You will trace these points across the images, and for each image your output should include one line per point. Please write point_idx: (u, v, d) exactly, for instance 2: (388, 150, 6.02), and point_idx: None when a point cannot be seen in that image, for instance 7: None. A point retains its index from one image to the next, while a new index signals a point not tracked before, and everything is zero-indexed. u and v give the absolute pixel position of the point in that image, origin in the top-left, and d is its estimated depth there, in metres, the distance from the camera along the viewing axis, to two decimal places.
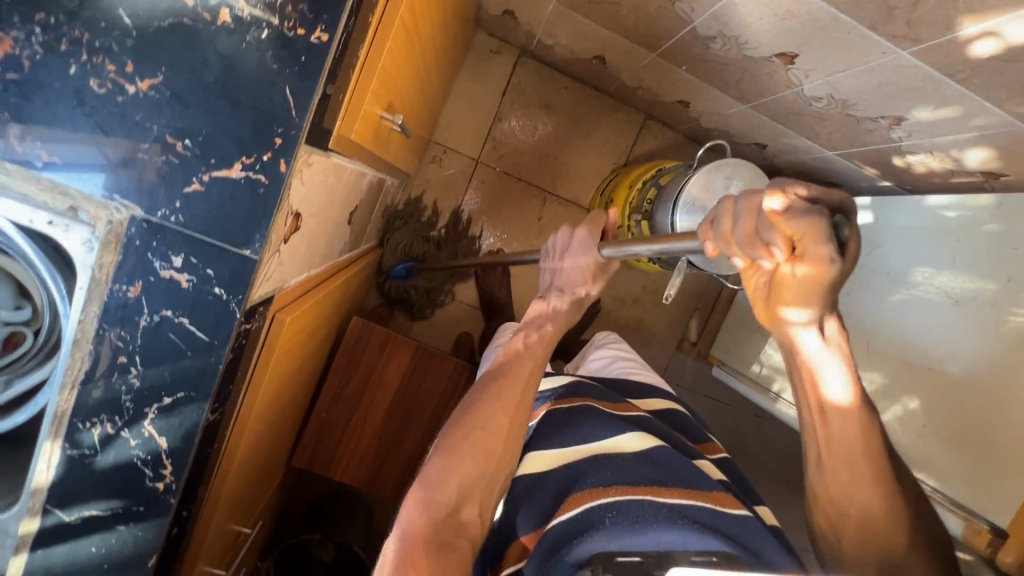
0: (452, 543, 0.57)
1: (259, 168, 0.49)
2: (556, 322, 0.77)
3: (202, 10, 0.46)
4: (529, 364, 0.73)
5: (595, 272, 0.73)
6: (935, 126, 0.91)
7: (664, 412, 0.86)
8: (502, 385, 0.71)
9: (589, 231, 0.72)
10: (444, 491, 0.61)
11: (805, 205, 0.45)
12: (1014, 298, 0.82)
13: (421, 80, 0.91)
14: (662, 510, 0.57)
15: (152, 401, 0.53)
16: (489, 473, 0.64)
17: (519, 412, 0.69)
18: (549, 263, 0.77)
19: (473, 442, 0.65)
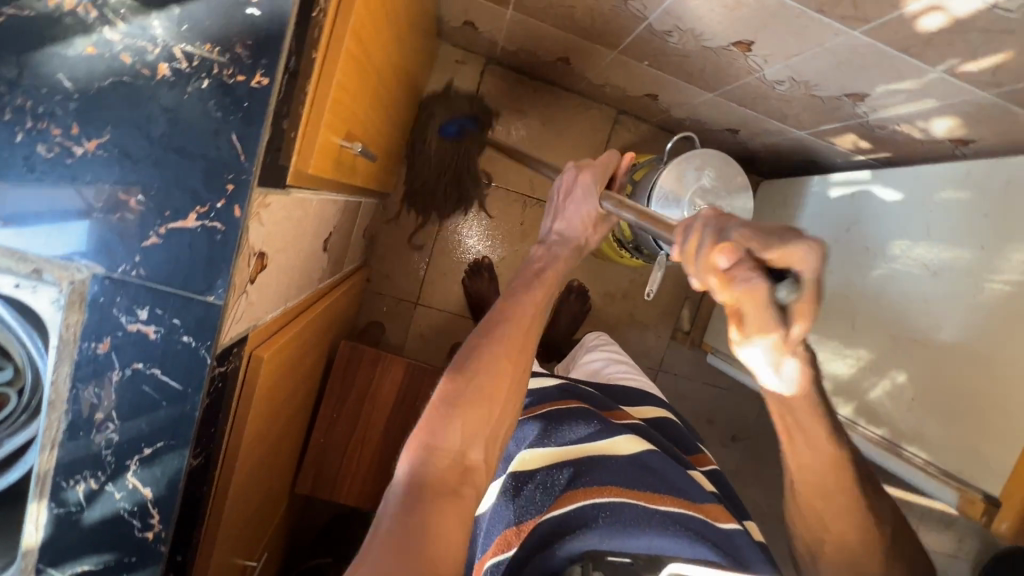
0: (457, 494, 0.51)
1: (214, 215, 0.50)
2: (556, 266, 0.75)
3: (141, 67, 0.47)
4: (531, 310, 0.67)
5: (596, 220, 0.80)
6: (897, 99, 0.91)
7: (655, 420, 0.84)
8: (505, 328, 0.64)
9: (593, 173, 0.81)
10: (448, 439, 0.54)
11: (747, 269, 0.41)
12: (989, 264, 0.82)
13: (382, 102, 0.91)
14: (656, 516, 0.57)
15: (132, 454, 0.53)
16: (494, 421, 0.58)
17: (523, 359, 0.63)
18: (553, 208, 0.84)
19: (477, 387, 0.59)
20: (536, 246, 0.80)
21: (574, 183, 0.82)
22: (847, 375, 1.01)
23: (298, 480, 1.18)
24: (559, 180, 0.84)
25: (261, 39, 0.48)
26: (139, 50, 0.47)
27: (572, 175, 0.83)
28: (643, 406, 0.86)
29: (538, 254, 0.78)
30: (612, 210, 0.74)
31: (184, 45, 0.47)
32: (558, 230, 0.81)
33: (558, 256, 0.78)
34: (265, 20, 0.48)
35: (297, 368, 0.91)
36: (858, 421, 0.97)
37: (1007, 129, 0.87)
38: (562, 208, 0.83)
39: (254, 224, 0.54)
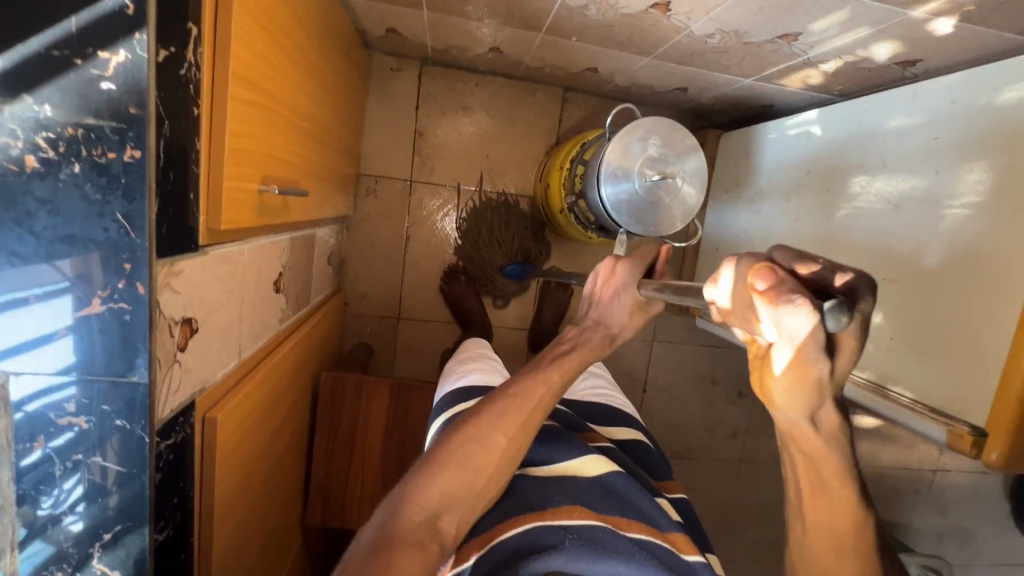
0: (422, 548, 0.51)
1: (117, 297, 0.49)
2: (584, 354, 0.69)
3: (8, 163, 0.46)
4: (543, 389, 0.64)
5: (634, 309, 0.74)
6: (831, 32, 0.88)
7: (626, 443, 0.83)
8: (513, 398, 0.62)
9: (632, 264, 0.73)
10: (426, 496, 0.54)
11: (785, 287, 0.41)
12: (945, 189, 0.79)
13: (306, 132, 0.90)
14: (623, 540, 0.58)
15: (93, 541, 0.54)
16: (476, 491, 0.57)
17: (521, 437, 0.61)
18: (593, 293, 0.77)
19: (465, 453, 0.58)
20: (570, 326, 0.75)
21: (616, 270, 0.75)
22: None
23: (307, 512, 1.19)
24: (598, 265, 0.78)
25: (122, 112, 0.46)
26: (2, 147, 0.45)
27: (612, 262, 0.76)
28: (616, 426, 0.85)
29: (569, 334, 0.74)
30: (652, 297, 0.67)
31: (45, 133, 0.46)
32: (594, 316, 0.75)
33: (589, 344, 0.72)
34: (123, 93, 0.46)
35: (272, 412, 0.90)
36: None
37: (949, 43, 0.83)
38: (600, 293, 0.76)
39: (165, 297, 0.53)
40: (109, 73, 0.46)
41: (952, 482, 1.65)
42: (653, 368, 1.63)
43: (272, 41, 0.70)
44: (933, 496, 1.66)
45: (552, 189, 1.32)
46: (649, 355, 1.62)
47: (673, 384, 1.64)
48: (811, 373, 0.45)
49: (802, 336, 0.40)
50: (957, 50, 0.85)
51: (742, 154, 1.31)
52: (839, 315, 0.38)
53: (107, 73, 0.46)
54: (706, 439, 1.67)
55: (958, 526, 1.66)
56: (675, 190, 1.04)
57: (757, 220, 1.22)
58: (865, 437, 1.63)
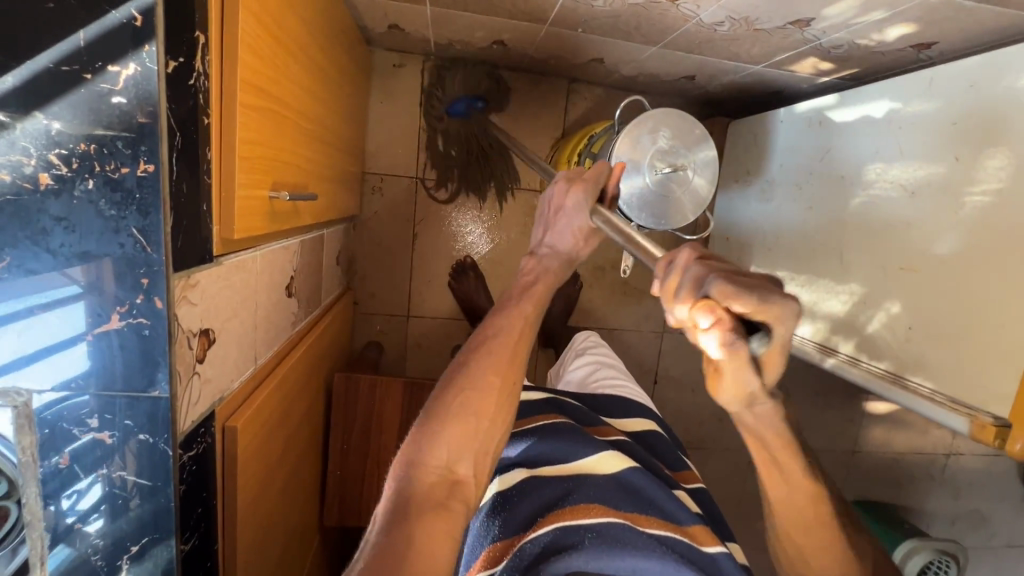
0: (445, 507, 0.50)
1: (136, 312, 0.49)
2: (549, 281, 0.71)
3: (22, 181, 0.45)
4: (520, 323, 0.65)
5: (587, 234, 0.74)
6: (844, 17, 0.85)
7: (641, 434, 0.82)
8: (493, 344, 0.62)
9: (586, 189, 0.71)
10: (435, 454, 0.53)
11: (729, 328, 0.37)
12: (965, 176, 0.78)
13: (313, 135, 0.89)
14: (642, 536, 0.57)
15: (121, 554, 0.54)
16: (484, 435, 0.56)
17: (512, 372, 0.61)
18: (543, 220, 0.75)
19: (464, 404, 0.57)
20: (526, 258, 0.75)
21: (566, 199, 0.72)
22: (842, 312, 0.97)
23: (325, 512, 1.19)
24: (548, 191, 0.75)
25: (131, 126, 0.46)
26: (15, 165, 0.45)
27: (562, 188, 0.73)
28: (630, 418, 0.84)
29: (527, 267, 0.73)
30: (602, 228, 0.67)
31: (58, 149, 0.45)
32: (548, 243, 0.75)
33: (551, 272, 0.73)
34: (134, 107, 0.46)
35: (288, 416, 0.90)
36: (861, 357, 0.93)
37: (967, 24, 0.81)
38: (551, 223, 0.74)
39: (182, 309, 0.53)
40: (119, 87, 0.45)
41: (965, 465, 1.64)
42: (664, 358, 1.62)
43: (278, 45, 0.69)
44: (946, 480, 1.65)
45: None
46: (660, 347, 1.62)
47: (684, 375, 1.63)
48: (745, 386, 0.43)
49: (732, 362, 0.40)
50: (975, 31, 0.83)
51: (752, 142, 1.29)
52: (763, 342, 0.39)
53: (117, 87, 0.45)
54: (718, 428, 1.67)
55: (971, 508, 1.66)
56: (685, 181, 1.03)
57: (769, 209, 1.21)
58: (878, 422, 1.63)
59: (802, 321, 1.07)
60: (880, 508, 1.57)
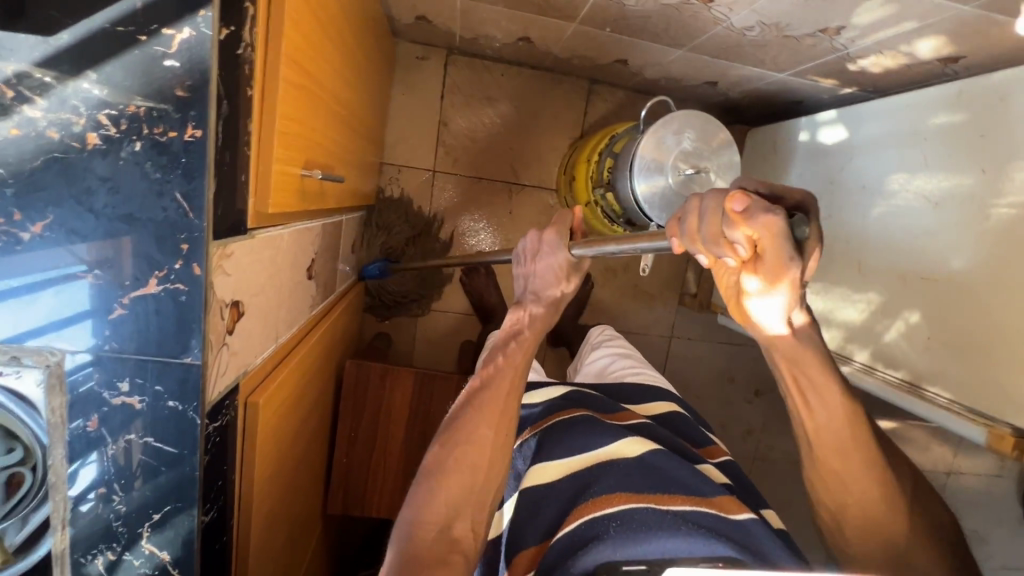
0: (444, 560, 0.54)
1: (174, 277, 0.49)
2: (536, 327, 0.71)
3: (70, 140, 0.45)
4: (511, 373, 0.66)
5: (568, 270, 0.71)
6: (876, 26, 0.86)
7: (663, 416, 0.83)
8: (484, 398, 0.64)
9: (558, 230, 0.71)
10: (432, 513, 0.57)
11: (761, 206, 0.43)
12: (990, 189, 0.78)
13: (342, 119, 0.89)
14: (667, 517, 0.57)
15: (143, 521, 0.54)
16: (479, 489, 0.60)
17: (504, 424, 0.63)
18: (523, 267, 0.76)
19: (458, 461, 0.60)
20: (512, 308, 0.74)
21: (540, 243, 0.72)
22: (859, 321, 0.97)
23: (329, 502, 1.19)
24: (523, 240, 0.75)
25: (182, 88, 0.46)
26: (64, 123, 0.45)
27: (536, 236, 0.74)
28: (649, 401, 0.85)
29: (512, 317, 0.73)
30: (584, 254, 0.66)
31: (108, 110, 0.45)
32: (531, 291, 0.74)
33: (536, 319, 0.72)
34: (186, 72, 0.46)
35: (303, 398, 0.90)
36: (876, 366, 0.93)
37: (997, 38, 0.82)
38: (531, 268, 0.74)
39: (218, 278, 0.53)
40: (173, 50, 0.45)
41: (968, 484, 1.66)
42: (670, 364, 1.63)
43: (318, 26, 0.69)
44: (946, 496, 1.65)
45: (579, 182, 1.32)
46: (667, 352, 1.62)
47: (690, 381, 1.64)
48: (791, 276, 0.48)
49: (779, 247, 0.44)
50: (1004, 47, 0.84)
51: (772, 150, 1.30)
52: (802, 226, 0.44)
53: (171, 50, 0.45)
54: (722, 436, 1.66)
55: (972, 527, 1.66)
56: (707, 183, 1.03)
57: None
58: None
59: None
60: None
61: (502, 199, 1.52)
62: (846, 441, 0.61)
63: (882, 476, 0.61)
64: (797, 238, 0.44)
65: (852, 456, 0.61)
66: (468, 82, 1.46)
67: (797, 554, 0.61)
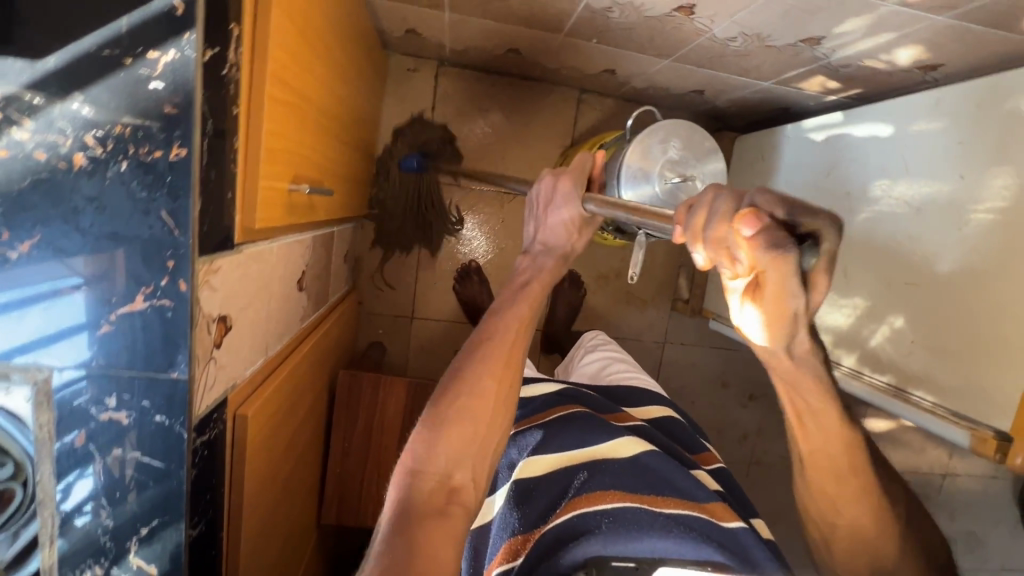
0: (443, 512, 0.52)
1: (160, 294, 0.50)
2: (544, 279, 0.72)
3: (57, 161, 0.46)
4: (515, 326, 0.66)
5: (580, 225, 0.75)
6: (855, 36, 0.88)
7: (659, 420, 0.83)
8: (488, 348, 0.63)
9: (573, 179, 0.75)
10: (433, 461, 0.55)
11: (772, 236, 0.41)
12: (969, 194, 0.79)
13: (330, 132, 0.90)
14: (658, 518, 0.58)
15: (130, 536, 0.54)
16: (481, 441, 0.58)
17: (507, 377, 0.62)
18: (534, 216, 0.78)
19: (460, 410, 0.58)
20: (521, 258, 0.76)
21: (554, 192, 0.75)
22: (846, 326, 0.98)
23: (323, 507, 1.19)
24: (535, 187, 0.78)
25: (165, 109, 0.47)
26: (51, 144, 0.46)
27: (551, 182, 0.76)
28: (646, 405, 0.86)
29: (523, 266, 0.75)
30: (596, 211, 0.69)
31: (94, 131, 0.46)
32: (542, 240, 0.76)
33: (545, 269, 0.73)
34: (171, 93, 0.47)
35: (295, 408, 0.91)
36: (863, 370, 0.94)
37: (975, 47, 0.83)
38: (542, 218, 0.77)
39: (205, 293, 0.54)
40: (158, 72, 0.46)
41: (963, 486, 1.66)
42: (664, 369, 1.63)
43: (305, 43, 0.70)
44: (942, 498, 1.65)
45: None
46: (661, 358, 1.63)
47: (684, 386, 1.64)
48: (787, 309, 0.46)
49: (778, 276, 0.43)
50: (981, 54, 0.86)
51: (759, 157, 1.31)
52: (813, 258, 0.41)
53: (155, 72, 0.46)
54: (717, 441, 1.67)
55: (968, 530, 1.67)
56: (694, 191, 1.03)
57: None
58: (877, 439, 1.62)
59: None
60: None
61: (496, 207, 1.53)
62: (840, 469, 0.61)
63: (867, 480, 0.62)
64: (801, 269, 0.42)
65: (841, 455, 0.62)
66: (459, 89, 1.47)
67: (781, 562, 0.62)
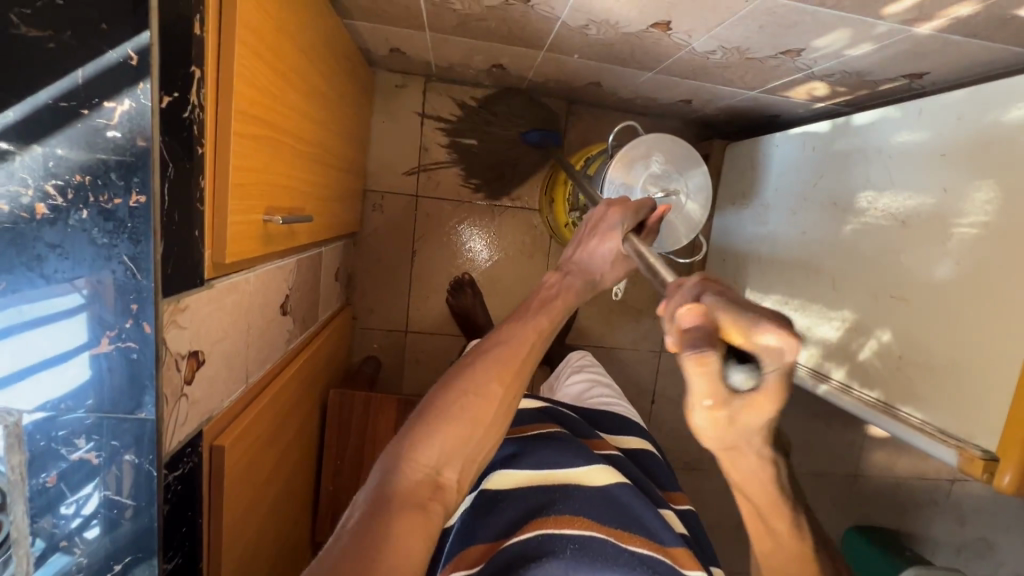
0: (424, 508, 0.48)
1: (125, 336, 0.51)
2: (570, 299, 0.68)
3: (19, 211, 0.47)
4: (532, 335, 0.62)
5: (618, 258, 0.73)
6: (835, 48, 0.86)
7: (635, 451, 0.85)
8: (501, 349, 0.60)
9: (624, 212, 0.74)
10: (426, 453, 0.51)
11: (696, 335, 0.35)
12: (954, 208, 0.78)
13: (311, 158, 0.91)
14: (623, 554, 0.57)
15: (105, 571, 0.55)
16: (476, 441, 0.54)
17: (515, 384, 0.58)
18: (579, 237, 0.75)
19: (462, 406, 0.55)
20: (550, 272, 0.72)
21: (604, 217, 0.74)
22: (836, 339, 0.97)
23: (317, 530, 1.20)
24: (589, 211, 0.76)
25: (123, 157, 0.48)
26: (13, 195, 0.47)
27: (602, 210, 0.75)
28: (624, 435, 0.88)
29: (550, 281, 0.70)
30: (631, 254, 0.68)
31: (54, 180, 0.47)
32: (577, 261, 0.73)
33: (572, 289, 0.70)
34: (128, 141, 0.48)
35: (281, 431, 0.92)
36: (852, 385, 0.93)
37: (956, 55, 0.82)
38: (586, 239, 0.73)
39: (173, 333, 0.54)
40: (114, 122, 0.47)
41: (971, 491, 1.61)
42: (659, 377, 1.62)
43: (276, 74, 0.71)
44: (951, 505, 1.62)
45: (556, 206, 1.37)
46: (656, 366, 1.61)
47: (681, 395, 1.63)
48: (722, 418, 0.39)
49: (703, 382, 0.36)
50: (963, 61, 0.84)
51: (748, 166, 1.30)
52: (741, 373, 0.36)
53: (112, 122, 0.47)
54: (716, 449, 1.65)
55: (978, 536, 1.63)
56: (678, 206, 1.04)
57: (765, 231, 1.21)
58: (881, 447, 1.59)
59: None
60: (885, 535, 1.53)
61: (488, 220, 1.53)
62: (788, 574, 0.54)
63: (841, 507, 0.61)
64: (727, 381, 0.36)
65: None
66: (518, 113, 1.48)
67: None
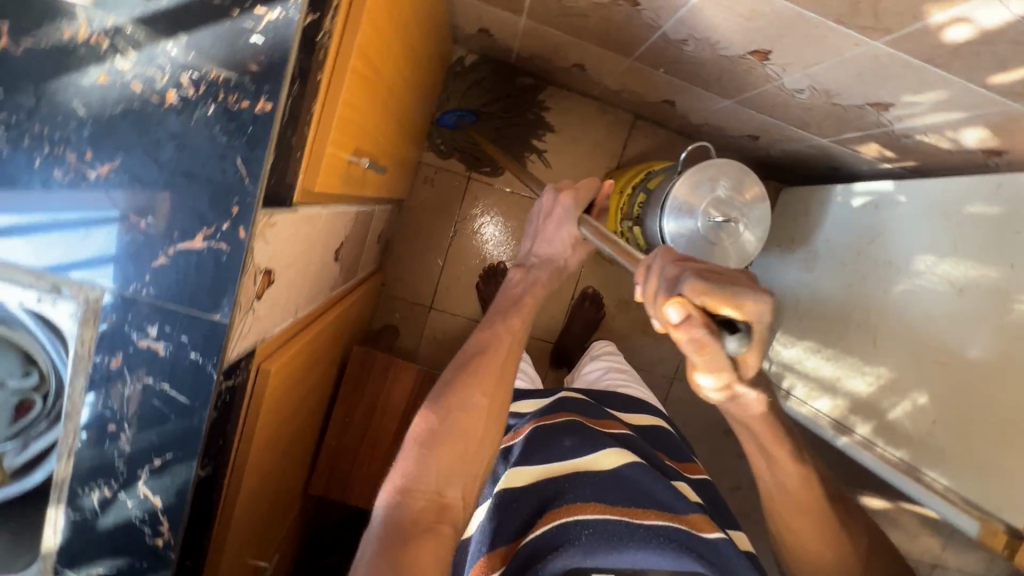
0: (435, 532, 0.50)
1: (220, 237, 0.51)
2: (536, 294, 0.75)
3: (150, 94, 0.49)
4: (507, 341, 0.68)
5: (573, 239, 0.77)
6: (922, 109, 0.88)
7: (646, 428, 0.87)
8: (479, 365, 0.64)
9: (575, 197, 0.76)
10: (423, 479, 0.53)
11: (695, 323, 0.45)
12: (1016, 285, 0.78)
13: (394, 115, 0.92)
14: (640, 531, 0.57)
15: (143, 464, 0.56)
16: (472, 459, 0.57)
17: (497, 394, 0.62)
18: (535, 225, 0.80)
19: (450, 426, 0.58)
20: (516, 269, 0.78)
21: (556, 206, 0.77)
22: (866, 394, 0.97)
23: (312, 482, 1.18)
24: (540, 199, 0.79)
25: (260, 63, 0.49)
26: (149, 79, 0.49)
27: (553, 195, 0.78)
28: (638, 413, 0.89)
29: (515, 277, 0.77)
30: (590, 237, 0.71)
31: (190, 72, 0.49)
32: (537, 252, 0.79)
33: (539, 282, 0.77)
34: (267, 48, 0.49)
35: (308, 373, 0.92)
36: (876, 441, 0.93)
37: None
38: (541, 227, 0.79)
39: (261, 243, 0.55)
40: (260, 27, 0.48)
41: None
42: (668, 403, 1.57)
43: (389, 23, 0.72)
44: None
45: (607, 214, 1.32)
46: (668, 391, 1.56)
47: None
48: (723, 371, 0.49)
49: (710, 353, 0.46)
50: None
51: (804, 211, 1.31)
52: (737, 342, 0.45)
53: (258, 28, 0.48)
54: None
55: None
56: (735, 233, 1.05)
57: (809, 278, 1.22)
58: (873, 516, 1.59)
59: (822, 394, 1.07)
60: None
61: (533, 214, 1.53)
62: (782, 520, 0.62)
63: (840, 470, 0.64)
64: (729, 349, 0.46)
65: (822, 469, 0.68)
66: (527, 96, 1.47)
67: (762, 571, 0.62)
